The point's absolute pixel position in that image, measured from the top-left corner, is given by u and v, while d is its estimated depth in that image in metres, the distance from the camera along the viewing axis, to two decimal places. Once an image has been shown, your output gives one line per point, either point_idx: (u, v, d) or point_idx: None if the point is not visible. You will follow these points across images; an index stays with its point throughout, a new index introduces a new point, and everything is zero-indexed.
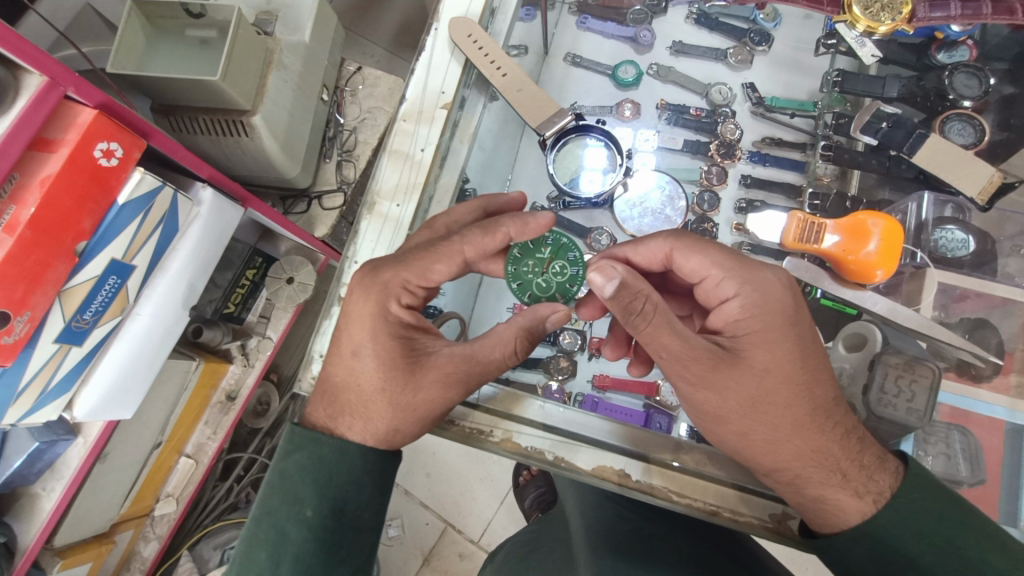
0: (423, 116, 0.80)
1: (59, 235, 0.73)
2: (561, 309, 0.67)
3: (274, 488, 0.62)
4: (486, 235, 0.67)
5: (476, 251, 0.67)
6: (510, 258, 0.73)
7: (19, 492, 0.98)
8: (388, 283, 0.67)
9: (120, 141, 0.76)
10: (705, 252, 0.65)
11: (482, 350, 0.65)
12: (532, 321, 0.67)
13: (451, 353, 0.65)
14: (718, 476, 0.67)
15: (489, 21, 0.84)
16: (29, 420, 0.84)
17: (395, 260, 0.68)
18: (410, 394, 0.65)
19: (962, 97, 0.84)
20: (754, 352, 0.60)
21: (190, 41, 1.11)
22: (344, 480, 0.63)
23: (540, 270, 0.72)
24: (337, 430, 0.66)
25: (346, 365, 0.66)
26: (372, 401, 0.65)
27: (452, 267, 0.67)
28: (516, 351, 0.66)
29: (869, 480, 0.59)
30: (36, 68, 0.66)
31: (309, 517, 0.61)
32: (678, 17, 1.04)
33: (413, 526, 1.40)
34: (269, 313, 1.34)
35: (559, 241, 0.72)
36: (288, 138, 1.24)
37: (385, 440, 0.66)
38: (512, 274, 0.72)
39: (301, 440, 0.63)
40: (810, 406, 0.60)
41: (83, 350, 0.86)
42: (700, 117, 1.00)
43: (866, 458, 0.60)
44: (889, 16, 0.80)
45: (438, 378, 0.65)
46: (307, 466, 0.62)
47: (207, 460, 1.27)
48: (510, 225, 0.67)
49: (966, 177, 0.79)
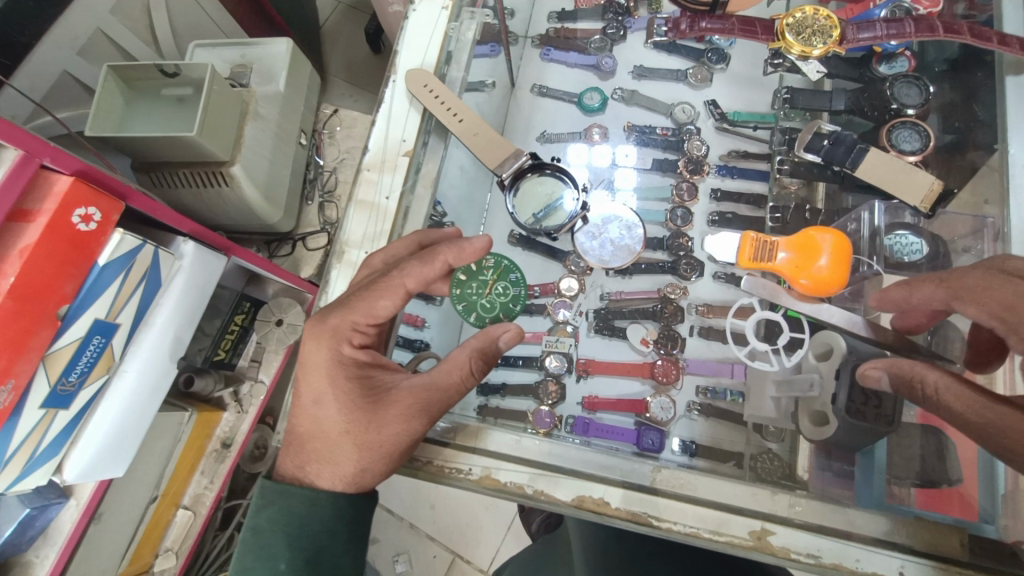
0: (386, 164, 0.83)
1: (41, 302, 0.74)
2: (511, 328, 0.69)
3: (248, 545, 0.62)
4: (425, 266, 0.68)
5: (417, 282, 0.68)
6: (454, 282, 0.78)
7: (11, 562, 0.96)
8: (336, 329, 0.68)
9: (98, 206, 0.78)
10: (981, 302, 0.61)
11: (440, 376, 0.67)
12: (486, 341, 0.68)
13: (411, 386, 0.66)
14: (695, 496, 0.68)
15: (444, 70, 0.87)
16: (17, 488, 0.83)
17: (341, 304, 0.70)
18: (374, 431, 0.65)
19: (905, 106, 0.87)
20: None
21: (167, 99, 1.14)
22: (314, 529, 0.63)
23: (484, 292, 0.78)
24: (307, 478, 0.66)
25: (308, 415, 0.68)
26: (337, 444, 0.66)
27: (397, 302, 0.68)
28: (472, 372, 0.68)
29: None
30: (11, 143, 0.68)
31: (284, 571, 0.61)
32: (638, 41, 1.08)
33: (420, 561, 1.39)
34: (260, 357, 1.36)
35: (500, 264, 0.80)
36: (268, 186, 1.27)
37: (356, 481, 0.66)
38: (459, 296, 0.78)
39: (271, 494, 0.64)
40: None
41: (71, 412, 0.86)
42: (667, 136, 1.04)
43: None
44: (821, 40, 0.84)
45: (401, 411, 0.65)
46: (278, 519, 0.63)
47: (205, 510, 1.26)
48: (446, 252, 0.68)
49: (908, 187, 0.82)
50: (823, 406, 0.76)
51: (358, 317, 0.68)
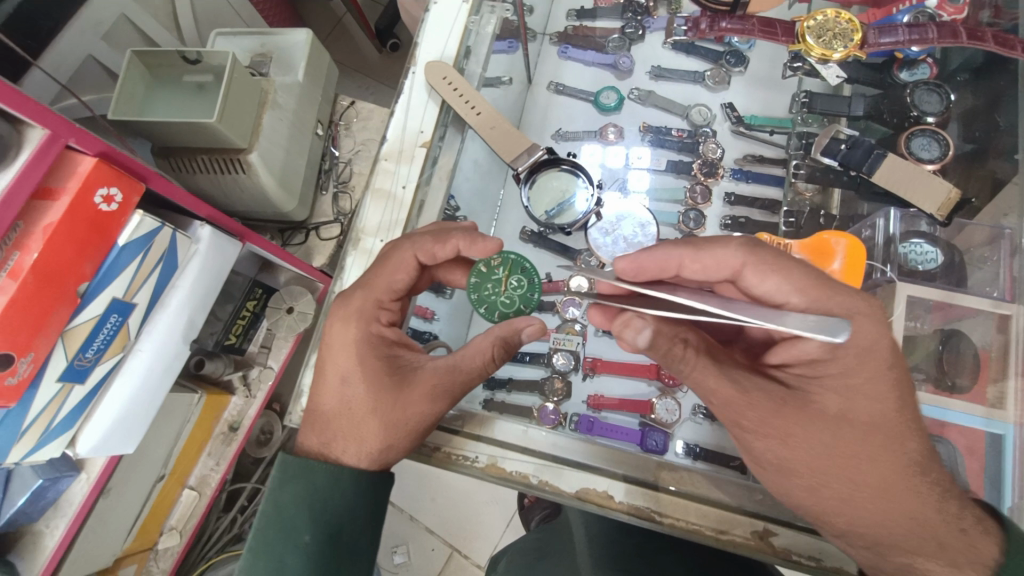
0: (403, 155, 0.83)
1: (62, 279, 0.76)
2: (535, 322, 0.69)
3: (269, 519, 0.62)
4: (436, 242, 0.71)
5: (426, 255, 0.72)
6: (470, 288, 0.78)
7: (23, 531, 0.99)
8: (360, 310, 0.71)
9: (120, 187, 0.79)
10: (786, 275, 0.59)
11: (464, 360, 0.68)
12: (508, 331, 0.68)
13: (435, 367, 0.68)
14: (706, 494, 0.68)
15: (464, 63, 0.88)
16: (32, 459, 0.85)
17: (361, 285, 0.73)
18: (400, 410, 0.66)
19: (925, 113, 0.87)
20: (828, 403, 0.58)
21: (187, 86, 1.16)
22: (337, 506, 0.64)
23: (500, 290, 0.77)
24: (332, 454, 0.67)
25: (335, 392, 0.68)
26: (363, 422, 0.67)
27: (410, 272, 0.73)
28: (494, 359, 0.68)
29: (968, 547, 0.56)
30: (38, 122, 0.69)
31: (306, 543, 0.62)
32: (657, 41, 1.08)
33: (419, 553, 1.40)
34: (270, 343, 1.37)
35: (509, 259, 0.77)
36: (285, 175, 1.28)
37: (379, 460, 0.67)
38: (477, 300, 0.77)
39: (295, 470, 0.64)
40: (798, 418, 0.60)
41: (85, 388, 0.88)
42: (682, 138, 1.03)
43: (950, 507, 0.58)
44: (842, 44, 0.84)
45: (424, 393, 0.67)
46: (301, 495, 0.63)
47: (210, 491, 1.28)
48: (459, 238, 0.71)
49: (925, 194, 0.83)
50: None
51: (381, 294, 0.72)
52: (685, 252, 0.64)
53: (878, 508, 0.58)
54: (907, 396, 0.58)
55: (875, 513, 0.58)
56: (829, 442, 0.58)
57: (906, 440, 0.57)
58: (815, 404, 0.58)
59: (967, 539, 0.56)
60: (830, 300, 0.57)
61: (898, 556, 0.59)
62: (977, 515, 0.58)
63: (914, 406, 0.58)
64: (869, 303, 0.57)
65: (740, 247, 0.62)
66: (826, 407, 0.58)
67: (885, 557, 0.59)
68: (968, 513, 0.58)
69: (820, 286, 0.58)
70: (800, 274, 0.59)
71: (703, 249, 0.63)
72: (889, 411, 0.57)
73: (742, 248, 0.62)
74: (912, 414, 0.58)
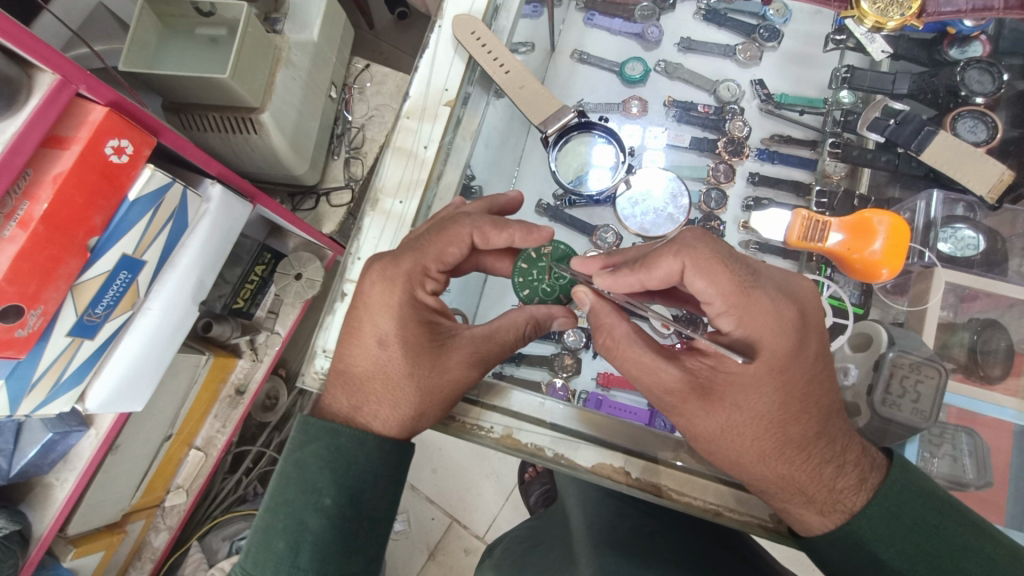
0: (426, 113, 0.80)
1: (71, 231, 0.74)
2: (568, 313, 0.73)
3: (289, 478, 0.62)
4: (494, 228, 0.69)
5: (481, 235, 0.69)
6: (517, 270, 0.77)
7: (33, 482, 1.00)
8: (410, 272, 0.68)
9: (131, 138, 0.76)
10: (713, 280, 0.55)
11: (499, 331, 0.70)
12: (543, 314, 0.72)
13: (472, 335, 0.69)
14: (703, 471, 0.68)
15: (492, 18, 0.83)
16: (43, 410, 0.86)
17: (409, 246, 0.69)
18: (437, 375, 0.67)
19: (973, 93, 0.84)
20: (747, 396, 0.58)
21: (201, 40, 1.12)
22: (360, 470, 0.63)
23: (544, 277, 0.77)
24: (361, 419, 0.67)
25: (370, 355, 0.67)
26: (398, 386, 0.67)
27: (463, 248, 0.70)
28: (525, 334, 0.72)
29: (836, 500, 0.58)
30: (47, 67, 0.67)
31: (328, 505, 0.61)
32: (687, 12, 1.03)
33: (418, 521, 1.41)
34: (278, 309, 1.34)
35: (558, 249, 0.76)
36: (296, 137, 1.24)
37: (410, 426, 0.67)
38: (522, 283, 0.77)
39: (317, 431, 0.63)
40: (828, 404, 0.59)
41: (95, 343, 0.87)
42: (708, 114, 0.99)
43: (840, 483, 0.58)
44: (898, 11, 0.80)
45: (463, 359, 0.68)
46: (322, 456, 0.62)
47: (216, 453, 1.29)
48: (516, 229, 0.68)
49: (975, 176, 0.80)
50: (856, 396, 0.73)
51: (430, 263, 0.69)
52: (638, 274, 0.59)
53: (759, 470, 0.60)
54: (795, 384, 0.58)
55: (758, 474, 0.60)
56: (719, 424, 0.60)
57: (789, 422, 0.58)
58: (729, 400, 0.59)
59: (839, 493, 0.58)
60: (750, 313, 0.56)
61: (776, 503, 0.61)
62: (861, 471, 0.58)
63: (822, 389, 0.59)
64: (782, 316, 0.57)
65: (676, 256, 0.56)
66: (727, 402, 0.59)
67: (769, 501, 0.61)
68: (850, 469, 0.58)
69: (741, 293, 0.56)
70: (727, 278, 0.55)
71: (652, 265, 0.57)
72: (775, 402, 0.58)
73: (679, 255, 0.56)
74: (799, 389, 0.58)
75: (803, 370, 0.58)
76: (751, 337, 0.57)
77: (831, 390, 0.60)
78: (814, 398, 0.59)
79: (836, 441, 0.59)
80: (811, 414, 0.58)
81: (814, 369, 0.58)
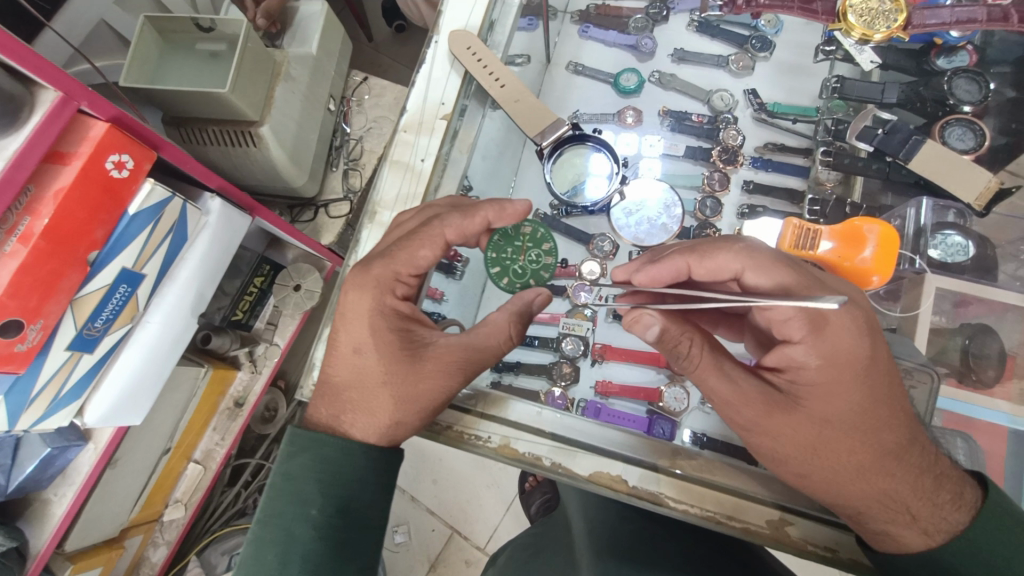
0: (423, 126, 0.81)
1: (72, 246, 0.74)
2: (544, 293, 0.75)
3: (280, 490, 0.62)
4: (466, 218, 0.69)
5: (456, 233, 0.69)
6: (490, 245, 0.79)
7: (32, 497, 1.00)
8: (378, 278, 0.69)
9: (131, 154, 0.77)
10: (774, 273, 0.60)
11: (479, 338, 0.70)
12: (522, 306, 0.73)
13: (449, 343, 0.68)
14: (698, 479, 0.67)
15: (488, 34, 0.85)
16: (41, 425, 0.86)
17: (381, 254, 0.70)
18: (412, 385, 0.66)
19: (962, 102, 0.86)
20: (815, 402, 0.59)
21: (201, 54, 1.14)
22: (346, 478, 0.64)
23: (517, 257, 0.80)
24: (341, 427, 0.67)
25: (348, 364, 0.68)
26: (381, 395, 0.67)
27: (435, 250, 0.69)
28: (511, 337, 0.72)
29: (940, 519, 0.59)
30: (50, 84, 0.67)
31: (315, 516, 0.61)
32: (680, 24, 1.04)
33: (418, 533, 1.40)
34: (276, 320, 1.34)
35: (536, 232, 0.81)
36: (295, 149, 1.25)
37: (387, 434, 0.67)
38: (494, 260, 0.80)
39: (304, 441, 0.64)
40: (904, 414, 0.60)
41: (95, 357, 0.87)
42: (702, 123, 1.00)
43: (941, 497, 0.59)
44: (884, 24, 0.81)
45: (439, 367, 0.67)
46: (310, 466, 0.63)
47: (215, 466, 1.28)
48: (488, 209, 0.70)
49: (964, 183, 0.81)
50: None
51: (400, 267, 0.69)
52: (688, 258, 0.64)
53: (857, 488, 0.59)
54: (879, 390, 0.59)
55: (856, 493, 0.60)
56: (812, 437, 0.59)
57: (883, 431, 0.59)
58: None
59: (941, 510, 0.59)
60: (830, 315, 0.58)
61: (873, 525, 0.60)
62: (955, 487, 0.60)
63: (902, 397, 0.60)
64: (855, 321, 0.59)
65: (736, 252, 0.62)
66: (812, 415, 0.60)
67: (863, 524, 0.61)
68: (947, 484, 0.60)
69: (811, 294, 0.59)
70: (788, 275, 0.60)
71: (707, 255, 0.63)
72: (858, 408, 0.58)
73: (741, 253, 0.62)
74: (854, 404, 0.58)
75: (885, 377, 0.59)
76: (828, 342, 0.58)
77: (907, 399, 0.61)
78: (901, 409, 0.60)
79: (926, 453, 0.60)
80: (901, 424, 0.59)
81: (892, 376, 0.59)
